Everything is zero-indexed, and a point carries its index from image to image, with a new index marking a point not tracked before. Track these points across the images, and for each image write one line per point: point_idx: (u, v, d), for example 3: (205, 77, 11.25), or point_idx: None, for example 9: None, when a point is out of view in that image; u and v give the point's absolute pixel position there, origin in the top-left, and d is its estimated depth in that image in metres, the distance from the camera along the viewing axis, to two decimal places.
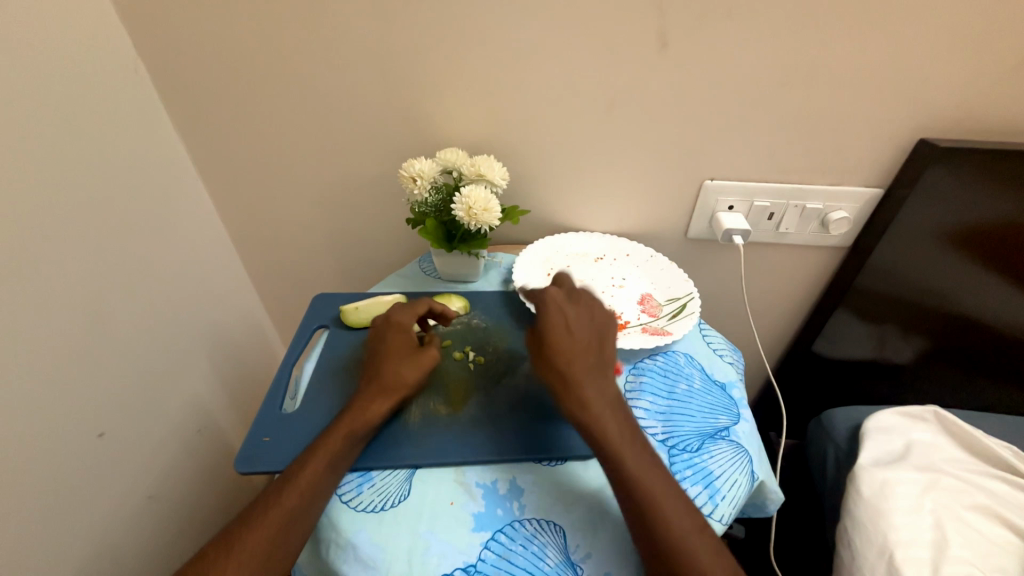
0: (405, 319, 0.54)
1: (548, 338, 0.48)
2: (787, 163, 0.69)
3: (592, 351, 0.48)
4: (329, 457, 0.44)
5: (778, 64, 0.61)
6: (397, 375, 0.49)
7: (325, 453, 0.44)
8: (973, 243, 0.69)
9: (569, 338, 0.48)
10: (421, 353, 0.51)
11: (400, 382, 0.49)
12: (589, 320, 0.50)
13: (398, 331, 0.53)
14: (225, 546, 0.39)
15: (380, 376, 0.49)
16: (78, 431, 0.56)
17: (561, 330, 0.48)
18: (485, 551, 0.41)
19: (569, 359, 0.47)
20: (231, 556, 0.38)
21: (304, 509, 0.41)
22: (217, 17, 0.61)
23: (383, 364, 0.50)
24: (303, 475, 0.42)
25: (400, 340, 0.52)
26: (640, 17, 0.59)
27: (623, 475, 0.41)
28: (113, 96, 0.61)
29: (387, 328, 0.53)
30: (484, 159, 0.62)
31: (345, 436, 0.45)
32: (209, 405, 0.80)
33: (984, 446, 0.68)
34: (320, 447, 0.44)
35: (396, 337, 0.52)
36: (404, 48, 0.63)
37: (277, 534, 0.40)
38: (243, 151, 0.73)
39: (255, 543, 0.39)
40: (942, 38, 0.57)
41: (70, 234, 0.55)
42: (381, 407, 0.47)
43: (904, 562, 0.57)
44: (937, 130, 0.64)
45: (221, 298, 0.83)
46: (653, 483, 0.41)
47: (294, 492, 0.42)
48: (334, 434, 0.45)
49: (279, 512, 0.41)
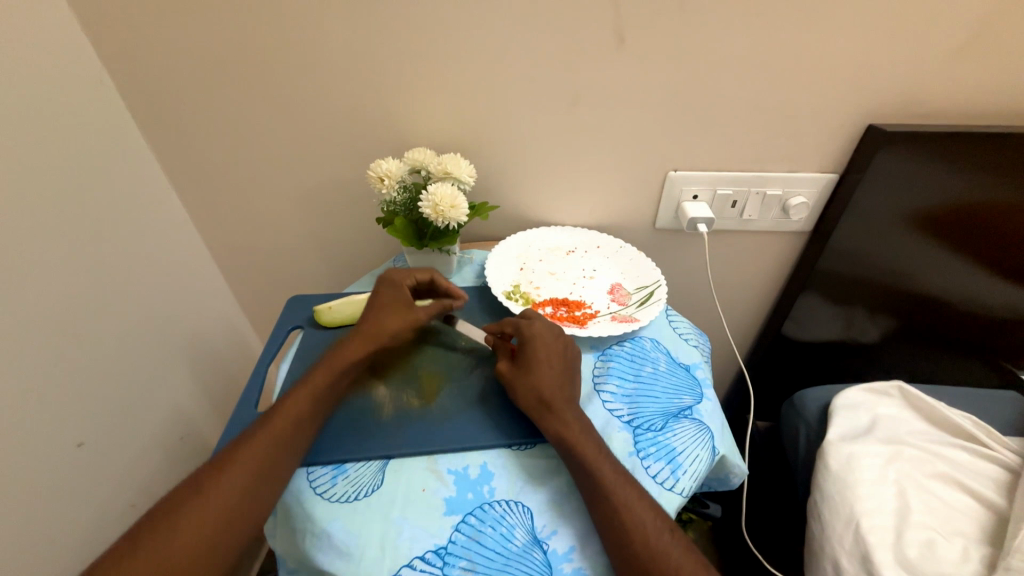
0: (401, 279, 0.59)
1: (532, 373, 0.49)
2: (746, 151, 0.72)
3: (564, 386, 0.49)
4: (291, 417, 0.47)
5: (729, 56, 0.63)
6: (381, 325, 0.54)
7: (311, 386, 0.49)
8: (925, 221, 0.73)
9: (553, 376, 0.49)
10: (410, 311, 0.56)
11: (379, 332, 0.54)
12: (566, 345, 0.53)
13: (390, 289, 0.58)
14: (220, 464, 0.44)
15: (364, 324, 0.54)
16: (56, 440, 0.57)
17: (541, 358, 0.50)
18: (456, 533, 0.42)
19: (548, 397, 0.48)
20: (226, 469, 0.43)
21: (290, 433, 0.46)
22: (177, 21, 0.61)
23: (371, 317, 0.55)
24: (290, 405, 0.48)
25: (394, 298, 0.57)
26: (597, 15, 0.60)
27: (597, 480, 0.43)
28: (76, 109, 0.61)
29: (381, 287, 0.58)
30: (451, 158, 0.63)
31: (327, 374, 0.50)
32: (190, 411, 0.81)
33: (943, 417, 0.71)
34: (306, 381, 0.50)
35: (388, 295, 0.57)
36: (367, 49, 0.64)
37: (250, 478, 0.43)
38: (214, 160, 0.73)
39: (212, 501, 0.41)
40: (880, 28, 0.60)
41: (35, 244, 0.55)
42: (361, 351, 0.52)
43: (870, 531, 0.60)
44: (883, 117, 0.67)
45: (199, 305, 0.83)
46: (620, 494, 0.42)
47: (281, 417, 0.47)
48: (319, 371, 0.50)
49: (237, 471, 0.43)
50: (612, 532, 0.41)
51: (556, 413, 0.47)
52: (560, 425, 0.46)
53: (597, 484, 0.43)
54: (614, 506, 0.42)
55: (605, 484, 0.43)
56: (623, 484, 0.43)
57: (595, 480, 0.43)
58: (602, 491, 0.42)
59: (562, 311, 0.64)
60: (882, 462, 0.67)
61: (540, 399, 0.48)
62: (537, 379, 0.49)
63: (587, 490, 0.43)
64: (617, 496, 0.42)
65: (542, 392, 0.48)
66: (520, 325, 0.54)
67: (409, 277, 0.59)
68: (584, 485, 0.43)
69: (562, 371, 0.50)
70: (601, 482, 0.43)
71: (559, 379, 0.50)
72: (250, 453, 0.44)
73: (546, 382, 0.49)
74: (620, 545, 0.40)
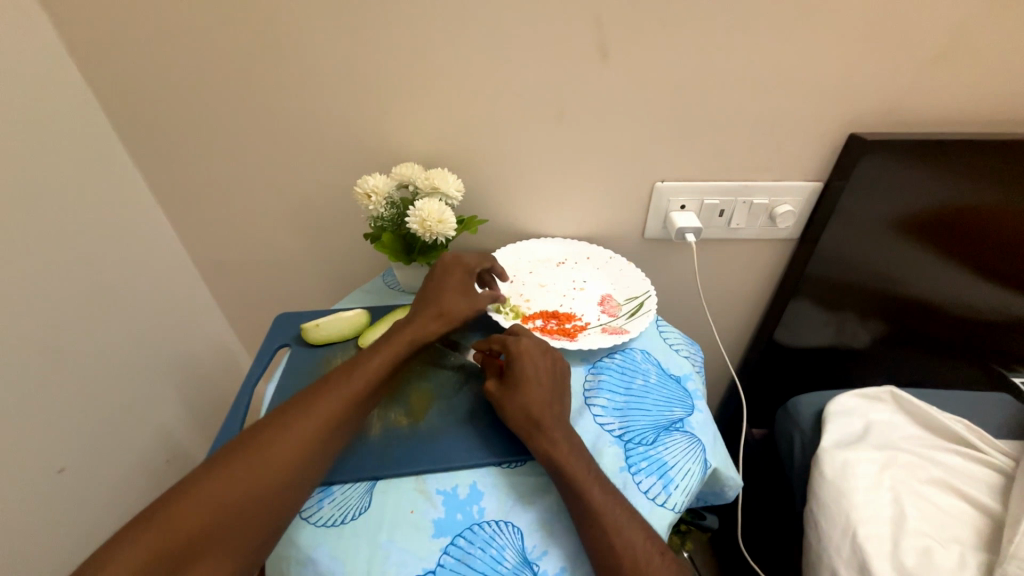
0: (473, 264, 0.61)
1: (520, 389, 0.49)
2: (731, 162, 0.72)
3: (552, 402, 0.49)
4: (296, 441, 0.44)
5: (710, 68, 0.64)
6: (454, 306, 0.56)
7: (382, 357, 0.50)
8: (910, 227, 0.73)
9: (541, 392, 0.49)
10: (476, 298, 0.58)
11: (448, 313, 0.55)
12: (554, 359, 0.52)
13: (463, 272, 0.60)
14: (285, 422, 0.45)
15: (440, 301, 0.56)
16: (36, 466, 0.56)
17: (529, 373, 0.50)
18: (444, 556, 0.41)
19: (536, 413, 0.47)
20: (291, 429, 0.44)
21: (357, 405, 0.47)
22: (161, 41, 0.61)
23: (445, 294, 0.57)
24: (368, 371, 0.49)
25: (464, 280, 0.59)
26: (580, 30, 0.61)
27: (588, 499, 0.42)
28: (59, 131, 0.61)
29: (452, 266, 0.60)
30: (438, 172, 0.63)
31: (402, 347, 0.52)
32: (178, 432, 0.79)
33: (937, 422, 0.71)
34: (379, 352, 0.51)
35: (457, 275, 0.59)
36: (352, 66, 0.64)
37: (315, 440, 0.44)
38: (199, 177, 0.73)
39: (188, 515, 0.38)
40: (856, 40, 0.62)
41: (14, 268, 0.55)
42: (433, 327, 0.54)
43: (867, 539, 0.60)
44: (864, 126, 0.68)
45: (186, 324, 0.82)
46: (609, 514, 0.42)
47: (355, 386, 0.48)
48: (394, 343, 0.52)
49: (223, 488, 0.40)
50: (600, 549, 0.41)
51: (545, 430, 0.46)
52: (548, 442, 0.46)
53: (587, 503, 0.42)
54: (603, 526, 0.41)
55: (597, 502, 0.42)
56: (614, 503, 0.43)
57: (586, 499, 0.42)
58: (594, 511, 0.42)
59: (553, 324, 0.64)
60: (877, 468, 0.66)
61: (528, 415, 0.47)
62: (524, 391, 0.49)
63: (578, 510, 0.42)
64: (608, 516, 0.42)
65: (530, 408, 0.48)
66: (507, 338, 0.53)
67: (477, 264, 0.62)
68: (573, 504, 0.43)
69: (551, 386, 0.50)
70: (592, 500, 0.42)
71: (548, 394, 0.49)
72: (244, 471, 0.41)
73: (535, 398, 0.48)
74: (610, 565, 0.40)
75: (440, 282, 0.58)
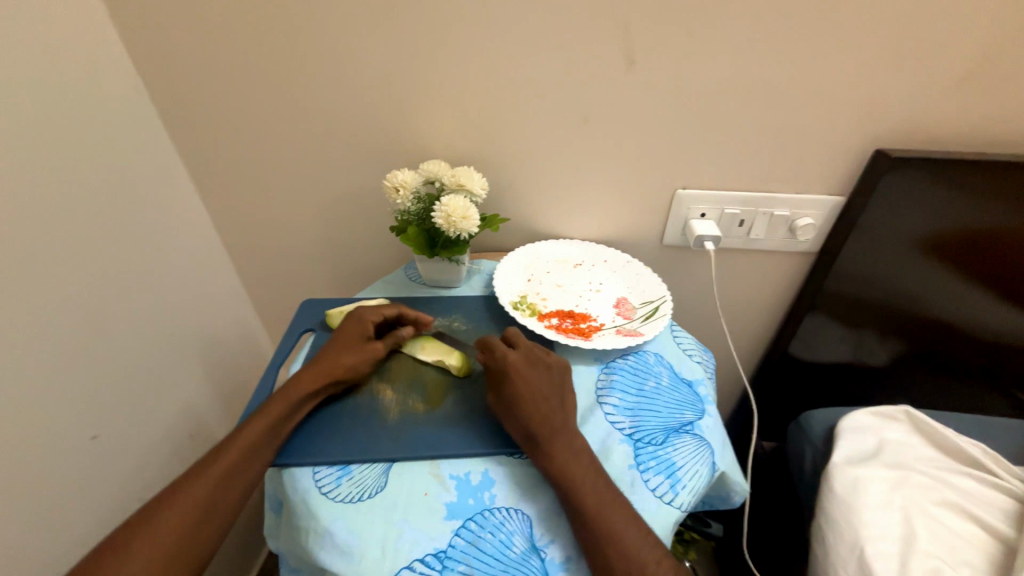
0: (369, 314, 0.59)
1: (520, 405, 0.49)
2: (754, 172, 0.73)
3: (556, 415, 0.49)
4: (200, 497, 0.43)
5: (737, 79, 0.65)
6: (339, 361, 0.54)
7: (263, 418, 0.49)
8: (933, 246, 0.73)
9: (544, 405, 0.50)
10: (367, 346, 0.56)
11: (333, 372, 0.53)
12: (553, 376, 0.53)
13: (355, 325, 0.58)
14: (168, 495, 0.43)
15: (325, 359, 0.54)
16: (74, 430, 0.59)
17: (528, 390, 0.50)
18: (455, 538, 0.43)
19: (540, 427, 0.48)
20: (176, 500, 0.43)
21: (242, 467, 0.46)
22: (210, 36, 0.65)
23: (329, 352, 0.55)
24: (243, 437, 0.47)
25: (350, 332, 0.57)
26: (609, 38, 0.63)
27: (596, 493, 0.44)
28: (111, 117, 0.65)
29: (347, 322, 0.58)
30: (463, 170, 0.65)
31: (283, 404, 0.50)
32: (201, 408, 0.82)
33: (954, 445, 0.70)
34: (262, 414, 0.49)
35: (347, 329, 0.57)
36: (388, 65, 0.67)
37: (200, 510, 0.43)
38: (236, 166, 0.76)
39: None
40: (885, 56, 0.62)
41: (65, 243, 0.58)
42: (311, 384, 0.52)
43: (874, 557, 0.59)
44: (890, 141, 0.68)
45: (215, 306, 0.85)
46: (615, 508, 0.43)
47: (234, 450, 0.46)
48: (274, 404, 0.50)
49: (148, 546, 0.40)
50: (607, 543, 0.42)
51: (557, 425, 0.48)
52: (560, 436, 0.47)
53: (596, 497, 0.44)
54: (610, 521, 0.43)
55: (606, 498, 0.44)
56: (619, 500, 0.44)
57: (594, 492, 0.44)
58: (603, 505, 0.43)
59: (568, 323, 0.65)
60: (889, 487, 0.66)
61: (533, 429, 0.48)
62: (527, 382, 0.51)
63: (586, 502, 0.44)
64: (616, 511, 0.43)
65: (531, 424, 0.48)
66: (498, 353, 0.53)
67: (377, 314, 0.59)
68: (583, 498, 0.44)
69: (548, 396, 0.51)
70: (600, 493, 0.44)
71: (547, 409, 0.49)
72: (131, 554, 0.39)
73: (536, 414, 0.49)
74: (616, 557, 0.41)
75: (331, 339, 0.57)
